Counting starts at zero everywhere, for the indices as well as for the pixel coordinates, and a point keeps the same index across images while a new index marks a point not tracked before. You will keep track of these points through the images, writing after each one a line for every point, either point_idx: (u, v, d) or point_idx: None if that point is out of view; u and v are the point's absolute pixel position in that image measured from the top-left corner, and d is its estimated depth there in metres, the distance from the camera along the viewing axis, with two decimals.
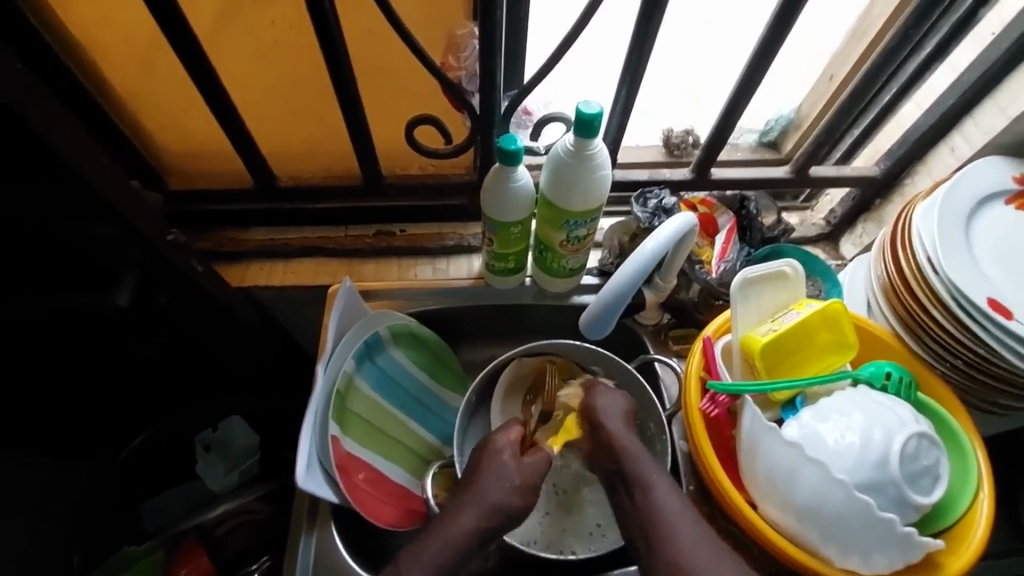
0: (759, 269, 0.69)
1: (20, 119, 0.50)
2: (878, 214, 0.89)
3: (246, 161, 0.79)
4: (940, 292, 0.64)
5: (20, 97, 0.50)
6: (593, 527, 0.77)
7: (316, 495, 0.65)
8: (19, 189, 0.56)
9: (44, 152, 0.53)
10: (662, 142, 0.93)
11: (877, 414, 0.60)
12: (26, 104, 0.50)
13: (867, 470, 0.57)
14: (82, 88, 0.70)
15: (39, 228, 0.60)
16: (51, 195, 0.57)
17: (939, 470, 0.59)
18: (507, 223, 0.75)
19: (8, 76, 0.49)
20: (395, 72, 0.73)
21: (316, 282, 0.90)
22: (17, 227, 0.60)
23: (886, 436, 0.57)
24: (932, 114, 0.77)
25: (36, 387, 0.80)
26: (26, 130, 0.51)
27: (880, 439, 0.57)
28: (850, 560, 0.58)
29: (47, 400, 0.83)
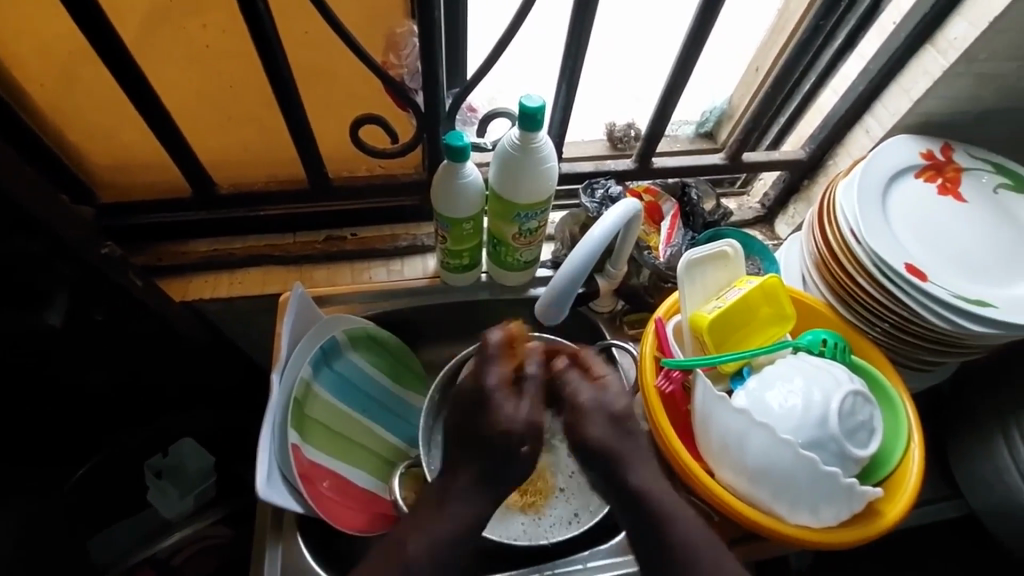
0: (701, 250, 0.73)
1: None
2: (807, 194, 0.95)
3: (185, 170, 0.76)
4: (864, 261, 0.69)
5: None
6: (571, 518, 0.77)
7: (279, 505, 0.63)
8: None
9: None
10: (606, 136, 0.97)
11: (816, 376, 0.64)
12: None
13: (810, 429, 0.61)
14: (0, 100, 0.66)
15: None
16: None
17: (873, 424, 0.63)
18: (459, 219, 0.75)
19: None
20: (336, 73, 0.72)
21: (265, 292, 0.88)
22: None
23: (825, 396, 0.62)
24: (848, 99, 0.83)
25: None
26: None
27: (819, 399, 0.61)
28: (801, 515, 0.61)
29: None
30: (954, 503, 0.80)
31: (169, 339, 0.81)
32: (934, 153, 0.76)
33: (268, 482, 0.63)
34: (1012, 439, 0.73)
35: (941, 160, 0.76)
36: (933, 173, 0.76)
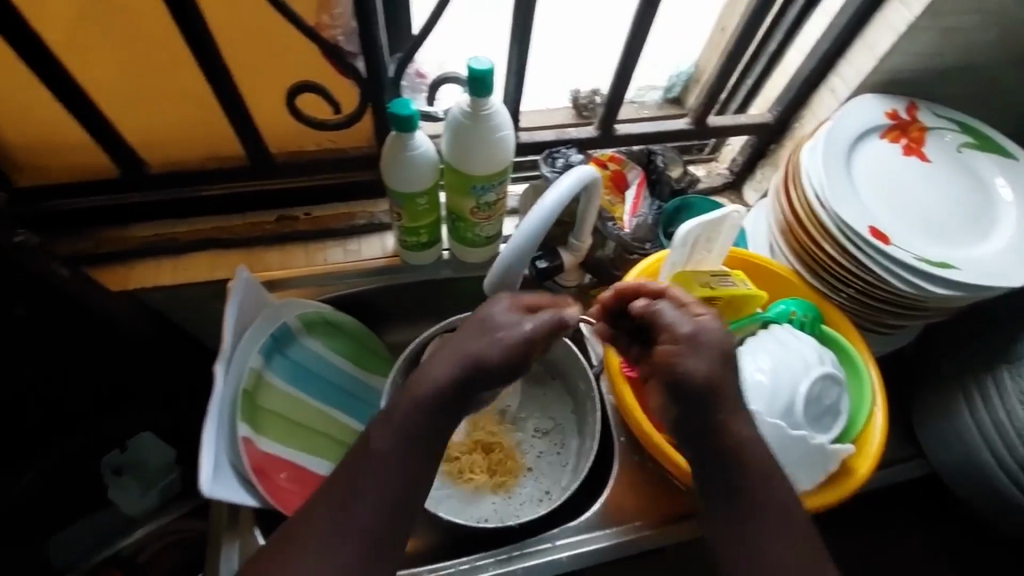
0: (708, 218, 0.67)
1: None
2: (773, 159, 0.93)
3: (109, 150, 0.70)
4: (830, 227, 0.68)
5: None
6: (542, 494, 0.77)
7: (230, 500, 0.61)
8: None
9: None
10: (571, 103, 0.93)
11: (784, 356, 0.62)
12: None
13: (777, 411, 0.60)
14: None
15: None
16: None
17: (840, 406, 0.63)
18: (412, 194, 0.71)
19: None
20: (268, 37, 0.66)
21: (213, 278, 0.83)
22: None
23: (795, 378, 0.61)
24: (813, 57, 0.80)
25: None
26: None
27: (789, 381, 0.60)
28: None
29: None
30: (918, 463, 0.81)
31: (112, 332, 0.76)
32: (898, 112, 0.74)
33: (215, 478, 0.60)
34: (974, 403, 0.73)
35: (906, 120, 0.74)
36: (897, 133, 0.74)
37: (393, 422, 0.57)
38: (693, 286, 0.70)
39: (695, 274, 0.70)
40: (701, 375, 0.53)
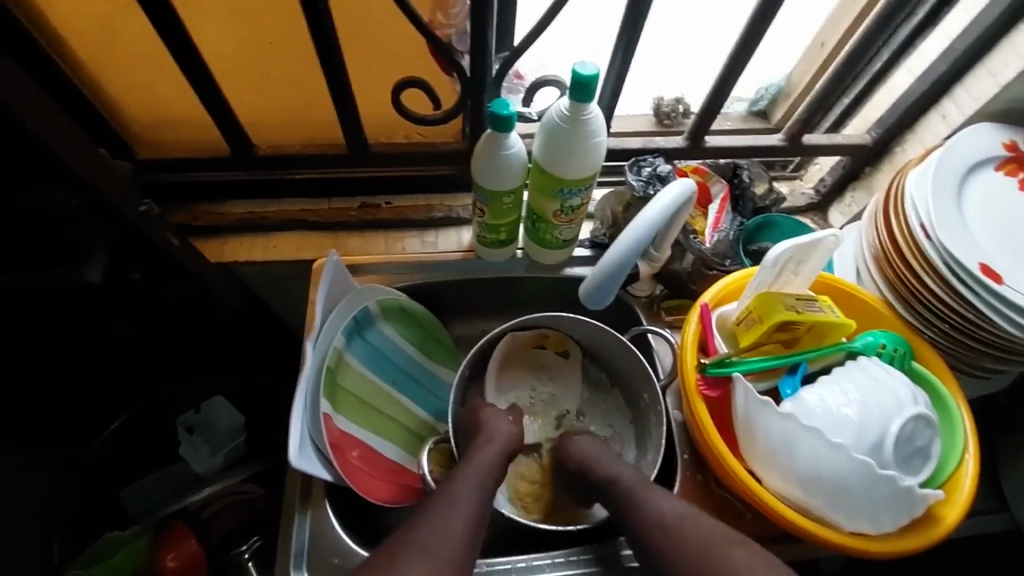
0: (802, 242, 0.65)
1: None
2: (867, 182, 0.89)
3: (222, 129, 0.74)
4: (934, 259, 0.65)
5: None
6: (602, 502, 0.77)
7: (310, 473, 0.63)
8: None
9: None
10: (653, 111, 0.92)
11: (874, 391, 0.60)
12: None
13: (866, 452, 0.57)
14: (42, 54, 0.64)
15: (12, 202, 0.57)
16: (20, 167, 0.54)
17: (930, 450, 0.60)
18: (500, 193, 0.72)
19: None
20: (380, 30, 0.69)
21: (298, 257, 0.86)
22: None
23: (885, 415, 0.58)
24: (926, 79, 0.77)
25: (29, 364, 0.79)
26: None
27: (878, 417, 0.58)
28: (859, 524, 0.58)
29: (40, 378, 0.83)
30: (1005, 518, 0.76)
31: (206, 299, 0.81)
32: (1017, 144, 0.70)
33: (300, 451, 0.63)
34: None
35: None
36: (1015, 166, 0.70)
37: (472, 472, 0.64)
38: (777, 307, 0.66)
39: (780, 297, 0.67)
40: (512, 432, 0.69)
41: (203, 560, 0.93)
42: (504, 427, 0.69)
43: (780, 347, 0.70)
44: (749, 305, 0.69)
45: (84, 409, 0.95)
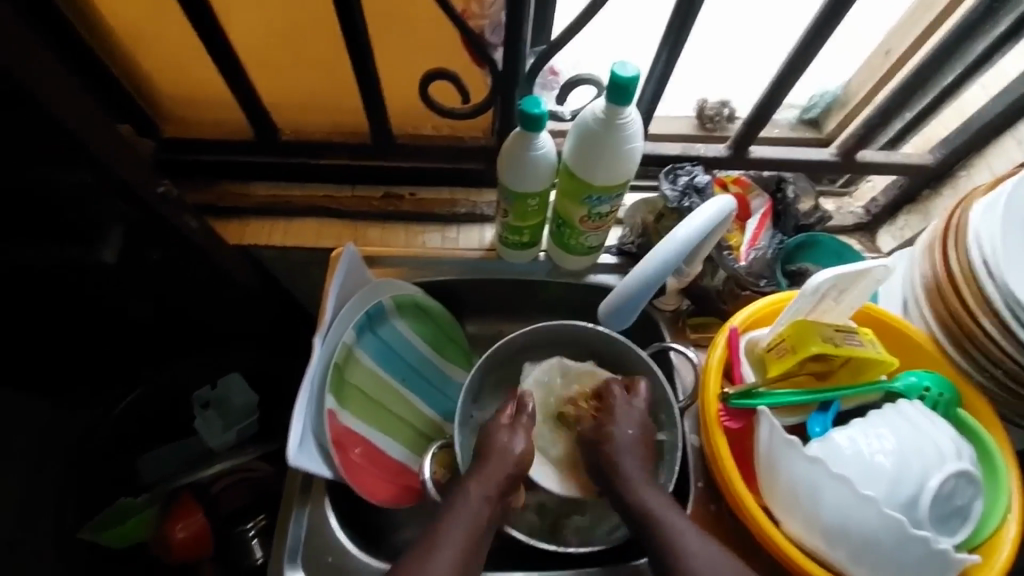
0: (845, 270, 0.60)
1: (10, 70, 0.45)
2: (924, 206, 0.82)
3: (247, 112, 0.73)
4: (994, 301, 0.59)
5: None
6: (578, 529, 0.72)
7: (309, 471, 0.63)
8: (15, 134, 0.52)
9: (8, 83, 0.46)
10: (694, 113, 0.87)
11: (912, 440, 0.56)
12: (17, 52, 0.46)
13: (896, 501, 0.53)
14: (72, 29, 0.64)
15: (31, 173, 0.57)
16: (43, 143, 0.53)
17: (970, 508, 0.55)
18: (525, 195, 0.69)
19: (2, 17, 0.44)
20: (415, 18, 0.66)
21: (318, 245, 0.85)
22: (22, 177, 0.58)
23: (922, 468, 0.54)
24: (1001, 101, 0.70)
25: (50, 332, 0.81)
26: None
27: (915, 470, 0.54)
28: None
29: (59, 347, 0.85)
30: None
31: (223, 281, 0.80)
32: None
33: (301, 449, 0.62)
34: None
35: None
36: None
37: (463, 521, 0.58)
38: (813, 338, 0.62)
39: (817, 326, 0.63)
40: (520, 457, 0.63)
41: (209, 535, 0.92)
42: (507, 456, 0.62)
43: (812, 379, 0.65)
44: (782, 332, 0.64)
45: (101, 379, 0.96)
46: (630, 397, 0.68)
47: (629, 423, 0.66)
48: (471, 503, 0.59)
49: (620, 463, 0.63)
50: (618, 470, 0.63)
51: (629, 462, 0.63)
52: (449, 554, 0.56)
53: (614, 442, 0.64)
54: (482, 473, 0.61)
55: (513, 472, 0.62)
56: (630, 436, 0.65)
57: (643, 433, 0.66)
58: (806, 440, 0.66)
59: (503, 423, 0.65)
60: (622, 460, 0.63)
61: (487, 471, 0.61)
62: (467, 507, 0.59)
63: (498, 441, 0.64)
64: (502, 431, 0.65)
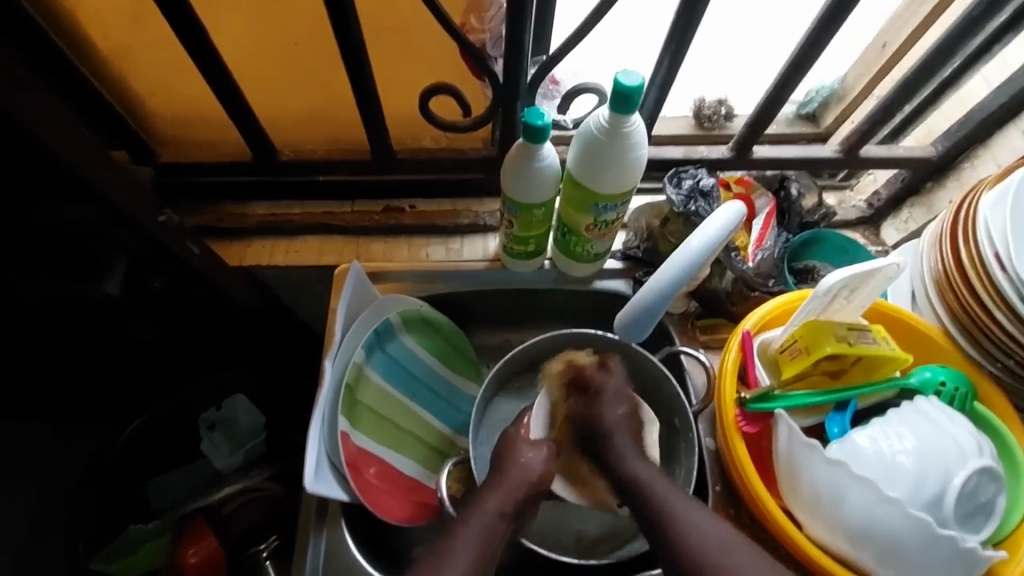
0: (858, 271, 0.59)
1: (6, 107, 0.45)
2: (927, 199, 0.82)
3: (246, 134, 0.72)
4: (1007, 292, 0.59)
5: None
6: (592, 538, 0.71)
7: (326, 495, 0.62)
8: (14, 171, 0.52)
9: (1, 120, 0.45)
10: (692, 113, 0.85)
11: (932, 439, 0.55)
12: (12, 90, 0.45)
13: (921, 501, 0.53)
14: (65, 59, 0.63)
15: (30, 208, 0.56)
16: (42, 178, 0.52)
17: (994, 504, 0.55)
18: (530, 206, 0.68)
19: None
20: (412, 33, 0.65)
21: (321, 262, 0.84)
22: (23, 212, 0.57)
23: (944, 467, 0.53)
24: (1003, 92, 0.70)
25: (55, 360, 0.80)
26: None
27: (937, 470, 0.53)
28: None
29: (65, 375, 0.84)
30: None
31: (226, 304, 0.79)
32: None
33: (317, 475, 0.61)
34: None
35: None
36: None
37: (476, 540, 0.57)
38: (827, 338, 0.62)
39: (830, 326, 0.63)
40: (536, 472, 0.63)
41: (222, 559, 0.89)
42: (524, 467, 0.62)
43: (826, 378, 0.65)
44: (794, 332, 0.64)
45: (107, 406, 0.95)
46: (608, 375, 0.70)
47: (615, 403, 0.68)
48: (486, 514, 0.58)
49: (611, 435, 0.66)
50: (609, 441, 0.65)
51: (621, 440, 0.65)
52: (458, 566, 0.54)
53: (605, 423, 0.66)
54: (497, 485, 0.61)
55: (531, 483, 0.62)
56: (621, 415, 0.67)
57: (633, 409, 0.68)
58: (823, 440, 0.66)
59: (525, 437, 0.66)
60: (616, 437, 0.65)
61: (504, 484, 0.61)
62: (479, 519, 0.58)
63: (519, 452, 0.64)
64: (523, 443, 0.65)
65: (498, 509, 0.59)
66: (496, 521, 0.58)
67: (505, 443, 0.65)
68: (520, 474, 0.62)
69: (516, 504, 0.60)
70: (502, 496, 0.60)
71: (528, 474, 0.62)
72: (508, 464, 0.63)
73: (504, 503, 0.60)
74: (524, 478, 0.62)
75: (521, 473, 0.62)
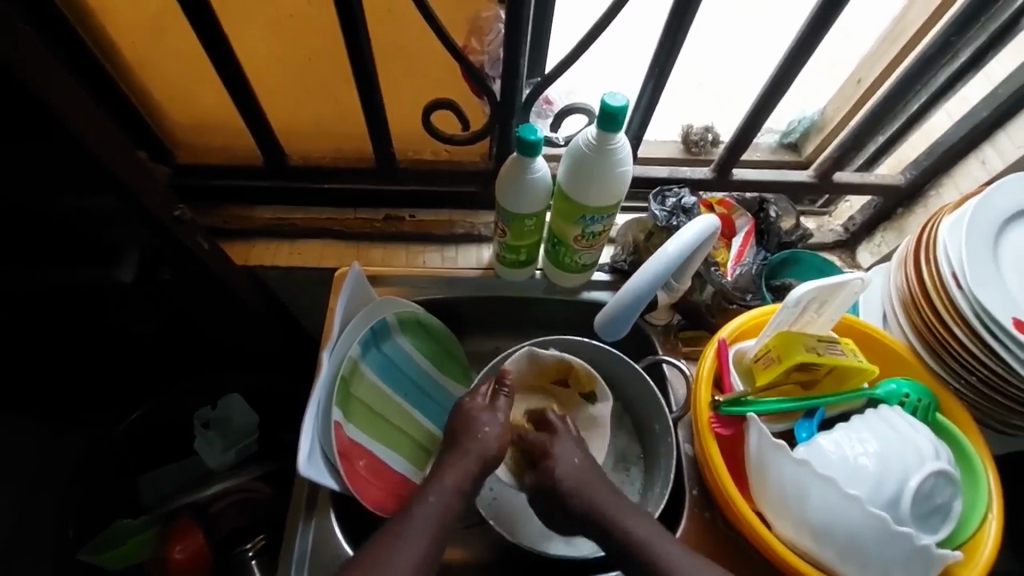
0: (823, 283, 0.64)
1: (47, 105, 0.50)
2: (898, 224, 0.87)
3: (258, 140, 0.77)
4: (962, 309, 0.63)
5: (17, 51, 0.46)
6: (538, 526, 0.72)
7: (316, 481, 0.64)
8: (50, 164, 0.57)
9: (34, 105, 0.50)
10: (681, 138, 0.91)
11: (894, 442, 0.59)
12: (54, 92, 0.50)
13: (881, 499, 0.56)
14: (100, 68, 0.69)
15: (56, 200, 0.61)
16: (75, 172, 0.58)
17: (950, 507, 0.58)
18: (521, 215, 0.73)
19: (37, 57, 0.49)
20: (416, 52, 0.71)
21: (322, 265, 0.89)
22: (50, 203, 0.62)
23: (904, 468, 0.57)
24: (963, 125, 0.76)
25: (62, 348, 0.84)
26: (20, 84, 0.48)
27: (897, 470, 0.57)
28: None
29: (68, 363, 0.87)
30: None
31: (229, 301, 0.83)
32: None
33: (309, 460, 0.64)
34: None
35: None
36: None
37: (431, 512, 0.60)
38: (798, 347, 0.65)
39: (801, 336, 0.66)
40: (494, 440, 0.66)
41: (207, 556, 0.91)
42: (482, 441, 0.65)
43: (797, 388, 0.69)
44: (768, 342, 0.68)
45: (105, 400, 0.98)
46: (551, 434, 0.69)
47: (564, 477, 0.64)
48: (444, 493, 0.61)
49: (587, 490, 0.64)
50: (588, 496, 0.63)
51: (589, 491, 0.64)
52: (410, 546, 0.57)
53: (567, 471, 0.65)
54: (450, 465, 0.63)
55: (488, 456, 0.65)
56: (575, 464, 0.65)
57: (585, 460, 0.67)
58: (794, 445, 0.69)
59: (483, 405, 0.68)
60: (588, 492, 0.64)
61: (461, 461, 0.64)
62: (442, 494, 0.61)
63: (479, 422, 0.66)
64: (482, 412, 0.67)
65: (454, 486, 0.62)
66: (453, 499, 0.62)
67: (462, 414, 0.68)
68: (478, 449, 0.64)
69: (472, 479, 0.63)
70: (462, 469, 0.63)
71: (487, 443, 0.65)
72: (464, 433, 0.66)
73: (461, 480, 0.63)
74: (482, 452, 0.64)
75: (477, 449, 0.64)
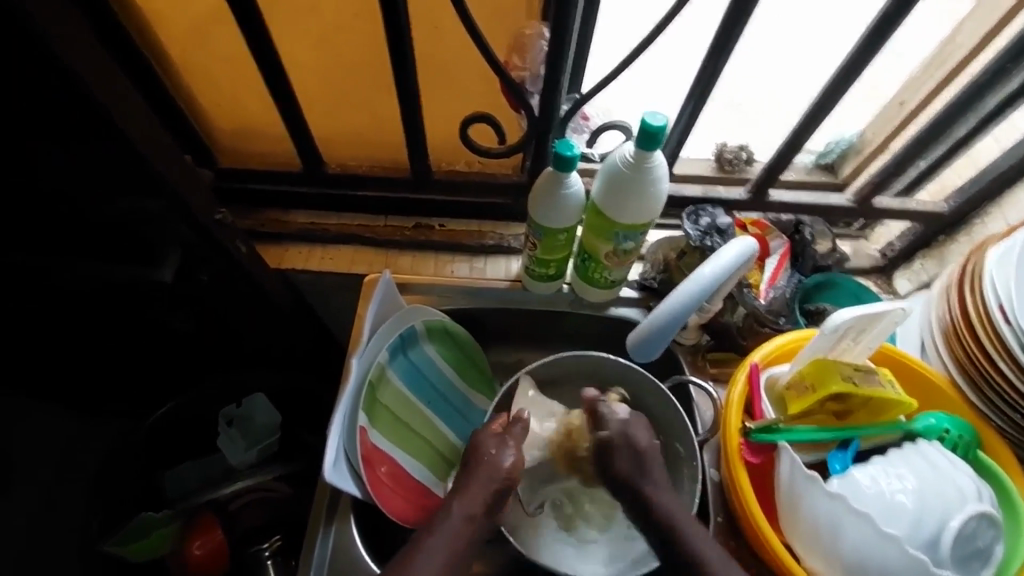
0: (861, 312, 0.61)
1: (104, 109, 0.52)
2: (938, 252, 0.85)
3: (297, 146, 0.79)
4: (1010, 345, 0.60)
5: (82, 56, 0.48)
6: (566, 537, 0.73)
7: (341, 488, 0.65)
8: (104, 165, 0.59)
9: (93, 108, 0.51)
10: (714, 157, 0.91)
11: (933, 481, 0.57)
12: (112, 96, 0.52)
13: (919, 539, 0.54)
14: (153, 73, 0.71)
15: (106, 199, 0.63)
16: (127, 174, 0.59)
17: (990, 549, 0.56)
18: (553, 230, 0.72)
19: (98, 63, 0.50)
20: (456, 65, 0.72)
21: (352, 271, 0.90)
22: (101, 203, 0.64)
23: (943, 506, 0.55)
24: (1012, 154, 0.74)
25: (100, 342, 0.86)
26: (81, 88, 0.50)
27: (936, 509, 0.55)
28: None
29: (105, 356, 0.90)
30: None
31: (262, 303, 0.84)
32: None
33: (335, 467, 0.64)
34: None
35: None
36: None
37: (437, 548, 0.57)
38: (833, 377, 0.63)
39: (837, 365, 0.64)
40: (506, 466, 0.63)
41: (225, 554, 0.93)
42: (489, 464, 0.63)
43: (831, 418, 0.67)
44: (802, 370, 0.66)
45: (136, 394, 1.00)
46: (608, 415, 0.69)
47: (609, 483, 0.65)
48: (453, 520, 0.59)
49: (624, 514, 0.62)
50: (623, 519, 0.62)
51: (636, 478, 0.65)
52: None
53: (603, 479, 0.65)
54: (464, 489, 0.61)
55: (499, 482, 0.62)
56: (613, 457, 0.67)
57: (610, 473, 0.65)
58: (825, 476, 0.67)
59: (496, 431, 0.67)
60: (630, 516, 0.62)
61: (474, 488, 0.61)
62: (456, 521, 0.59)
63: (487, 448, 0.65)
64: (492, 438, 0.66)
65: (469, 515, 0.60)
66: (464, 527, 0.59)
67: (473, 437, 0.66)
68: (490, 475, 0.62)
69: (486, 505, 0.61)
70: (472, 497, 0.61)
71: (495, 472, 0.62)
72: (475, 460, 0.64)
73: (472, 505, 0.60)
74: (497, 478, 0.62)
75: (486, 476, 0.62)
